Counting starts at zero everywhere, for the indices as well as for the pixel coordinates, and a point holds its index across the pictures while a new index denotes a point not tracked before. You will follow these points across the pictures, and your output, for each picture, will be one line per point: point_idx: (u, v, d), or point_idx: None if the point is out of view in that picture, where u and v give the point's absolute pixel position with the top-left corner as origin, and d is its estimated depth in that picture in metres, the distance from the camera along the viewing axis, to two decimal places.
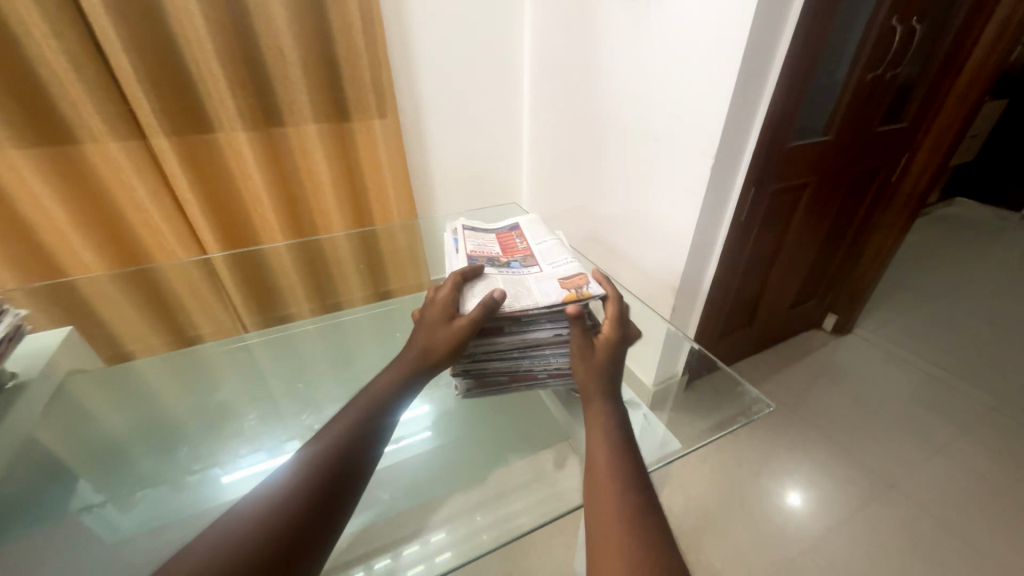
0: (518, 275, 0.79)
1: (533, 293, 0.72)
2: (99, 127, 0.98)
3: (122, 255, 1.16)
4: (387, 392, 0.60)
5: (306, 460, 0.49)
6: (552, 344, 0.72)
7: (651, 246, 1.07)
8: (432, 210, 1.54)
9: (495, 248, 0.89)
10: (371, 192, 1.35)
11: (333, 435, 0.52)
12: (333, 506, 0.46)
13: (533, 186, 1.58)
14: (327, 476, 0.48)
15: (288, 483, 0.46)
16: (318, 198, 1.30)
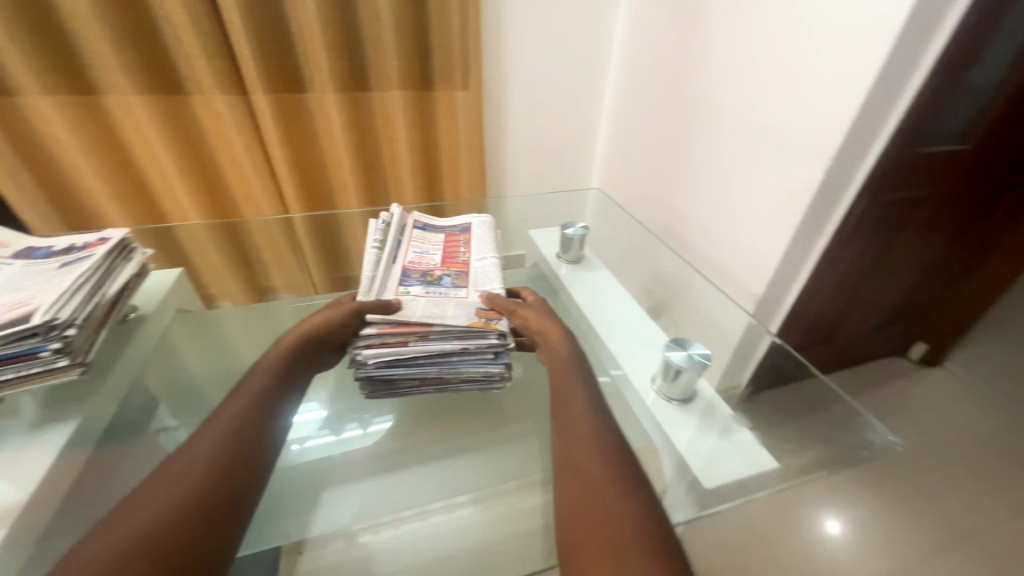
0: (442, 295, 0.76)
1: (443, 315, 0.69)
2: (208, 82, 1.03)
3: (214, 204, 1.23)
4: (267, 388, 0.60)
5: (191, 461, 0.49)
6: (460, 354, 0.67)
7: (738, 250, 0.99)
8: (499, 188, 1.52)
9: (434, 259, 0.85)
10: (445, 164, 1.36)
11: (215, 435, 0.52)
12: (223, 502, 0.47)
13: (606, 172, 1.53)
14: (214, 474, 0.48)
15: (177, 485, 0.46)
16: (393, 166, 1.32)
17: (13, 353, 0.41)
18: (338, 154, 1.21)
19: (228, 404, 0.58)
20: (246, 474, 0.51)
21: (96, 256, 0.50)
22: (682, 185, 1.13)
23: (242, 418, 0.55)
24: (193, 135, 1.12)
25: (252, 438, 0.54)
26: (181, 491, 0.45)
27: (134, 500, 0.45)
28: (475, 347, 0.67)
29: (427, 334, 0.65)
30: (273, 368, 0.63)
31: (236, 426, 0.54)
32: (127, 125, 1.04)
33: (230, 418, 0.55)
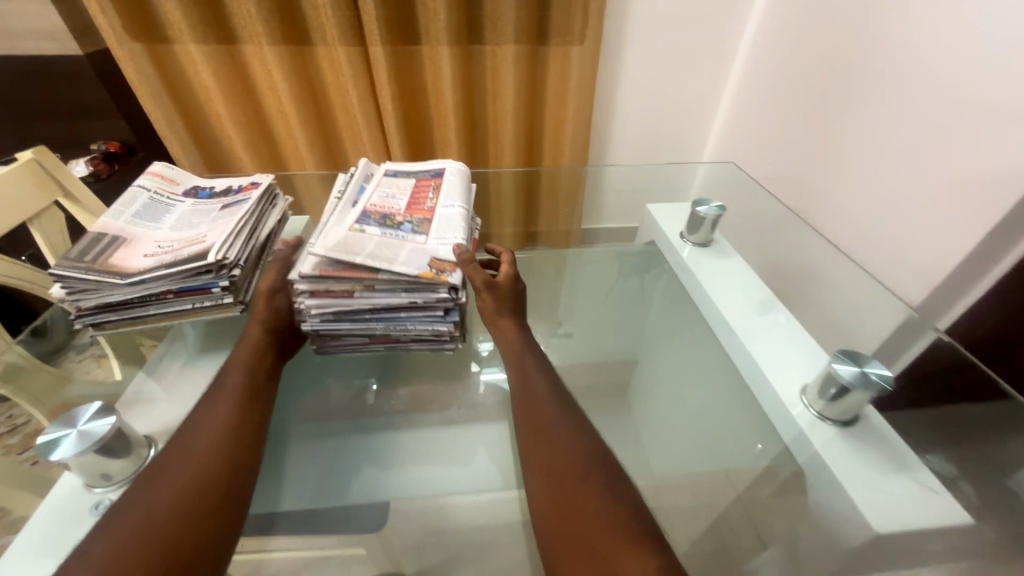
0: (397, 241, 0.51)
1: (390, 259, 0.47)
2: (331, 32, 1.04)
3: (327, 154, 1.29)
4: (250, 374, 0.51)
5: (172, 472, 0.42)
6: (409, 310, 0.48)
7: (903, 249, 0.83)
8: (601, 155, 1.43)
9: (397, 201, 0.56)
10: (549, 126, 1.29)
11: (197, 441, 0.44)
12: (220, 512, 0.41)
13: (725, 145, 1.36)
14: (202, 486, 0.41)
15: (158, 505, 0.39)
16: (496, 125, 1.28)
17: (194, 287, 0.45)
18: (444, 110, 1.20)
19: (207, 402, 0.49)
20: (228, 500, 0.42)
21: (252, 201, 0.53)
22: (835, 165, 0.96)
23: (219, 433, 0.46)
24: (314, 85, 1.16)
25: (232, 458, 0.44)
26: (165, 511, 0.39)
27: (111, 522, 0.38)
28: (426, 301, 0.48)
29: (373, 282, 0.46)
30: (245, 371, 0.52)
31: (206, 449, 0.44)
32: (258, 72, 1.10)
33: (198, 438, 0.45)
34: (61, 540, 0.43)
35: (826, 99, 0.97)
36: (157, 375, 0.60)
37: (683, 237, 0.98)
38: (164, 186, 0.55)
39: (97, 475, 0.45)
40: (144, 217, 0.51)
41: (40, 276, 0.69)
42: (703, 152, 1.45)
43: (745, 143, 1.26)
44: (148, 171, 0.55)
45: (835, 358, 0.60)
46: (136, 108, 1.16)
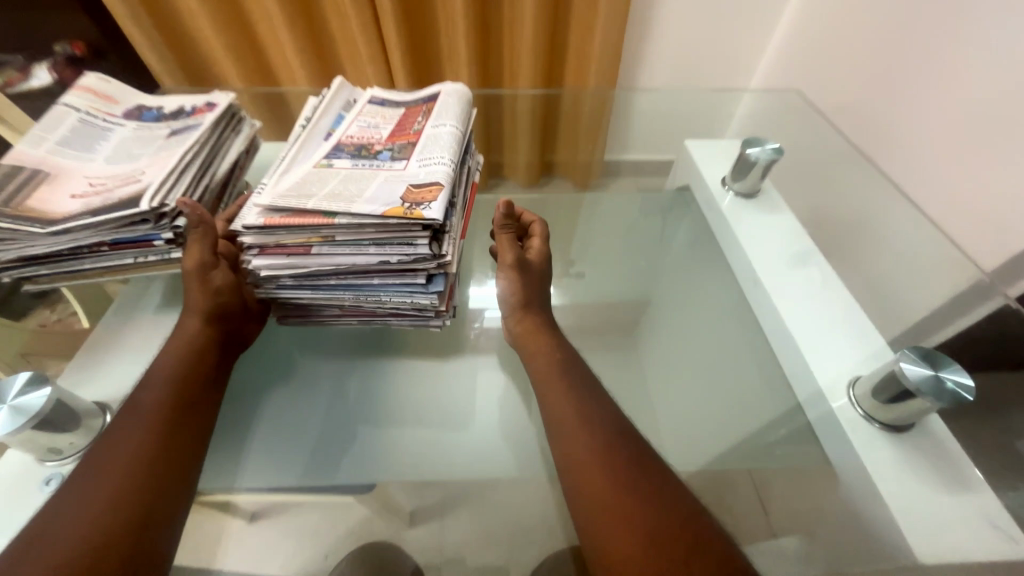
0: (371, 172, 0.42)
1: (351, 199, 0.38)
2: None
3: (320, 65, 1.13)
4: (173, 386, 0.45)
5: (67, 518, 0.36)
6: (377, 273, 0.40)
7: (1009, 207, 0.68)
8: (637, 74, 1.22)
9: (380, 131, 0.47)
10: (576, 35, 1.08)
11: (100, 477, 0.39)
12: (124, 563, 0.36)
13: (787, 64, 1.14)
14: (102, 532, 0.36)
15: (47, 560, 0.34)
16: (513, 34, 1.08)
17: (129, 240, 0.42)
18: (451, 13, 1.01)
19: (120, 423, 0.42)
20: (130, 551, 0.36)
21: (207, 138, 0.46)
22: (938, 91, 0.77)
23: (129, 462, 0.40)
24: None
25: (155, 477, 0.40)
26: (53, 567, 0.33)
27: None
28: (396, 260, 0.39)
29: (332, 235, 0.37)
30: (174, 382, 0.45)
31: (125, 469, 0.39)
32: None
33: (119, 454, 0.40)
34: (15, 515, 0.41)
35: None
36: (125, 331, 0.56)
37: (724, 184, 0.85)
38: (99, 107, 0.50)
39: (44, 449, 0.43)
40: (78, 147, 0.46)
41: None
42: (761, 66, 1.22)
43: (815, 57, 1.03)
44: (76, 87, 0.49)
45: (907, 358, 0.52)
46: None
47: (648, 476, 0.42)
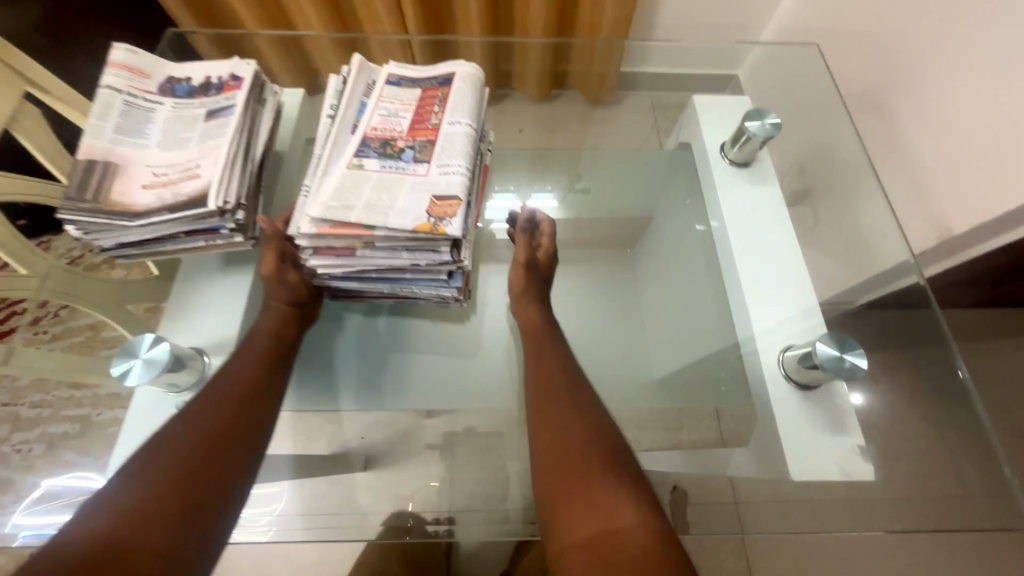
0: (397, 176, 0.47)
1: (386, 211, 0.44)
2: None
3: None
4: (271, 340, 0.59)
5: (196, 414, 0.50)
6: (411, 272, 0.48)
7: (994, 175, 0.72)
8: None
9: (400, 122, 0.50)
10: None
11: (220, 391, 0.53)
12: (234, 457, 0.49)
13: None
14: (221, 432, 0.50)
15: (182, 441, 0.48)
16: None
17: (201, 229, 0.43)
18: None
19: (233, 358, 0.57)
20: (235, 448, 0.50)
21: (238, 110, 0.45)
22: (973, 35, 0.73)
23: (240, 386, 0.54)
24: None
25: (254, 400, 0.54)
26: (189, 447, 0.47)
27: (143, 448, 0.47)
28: (426, 264, 0.47)
29: (372, 242, 0.44)
30: (272, 339, 0.59)
31: (242, 385, 0.54)
32: None
33: (239, 374, 0.55)
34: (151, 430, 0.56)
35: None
36: (185, 285, 0.65)
37: (722, 151, 0.87)
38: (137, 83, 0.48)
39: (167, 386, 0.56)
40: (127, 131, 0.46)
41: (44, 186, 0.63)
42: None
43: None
44: (109, 61, 0.46)
45: (823, 338, 0.65)
46: None
47: (588, 418, 0.55)
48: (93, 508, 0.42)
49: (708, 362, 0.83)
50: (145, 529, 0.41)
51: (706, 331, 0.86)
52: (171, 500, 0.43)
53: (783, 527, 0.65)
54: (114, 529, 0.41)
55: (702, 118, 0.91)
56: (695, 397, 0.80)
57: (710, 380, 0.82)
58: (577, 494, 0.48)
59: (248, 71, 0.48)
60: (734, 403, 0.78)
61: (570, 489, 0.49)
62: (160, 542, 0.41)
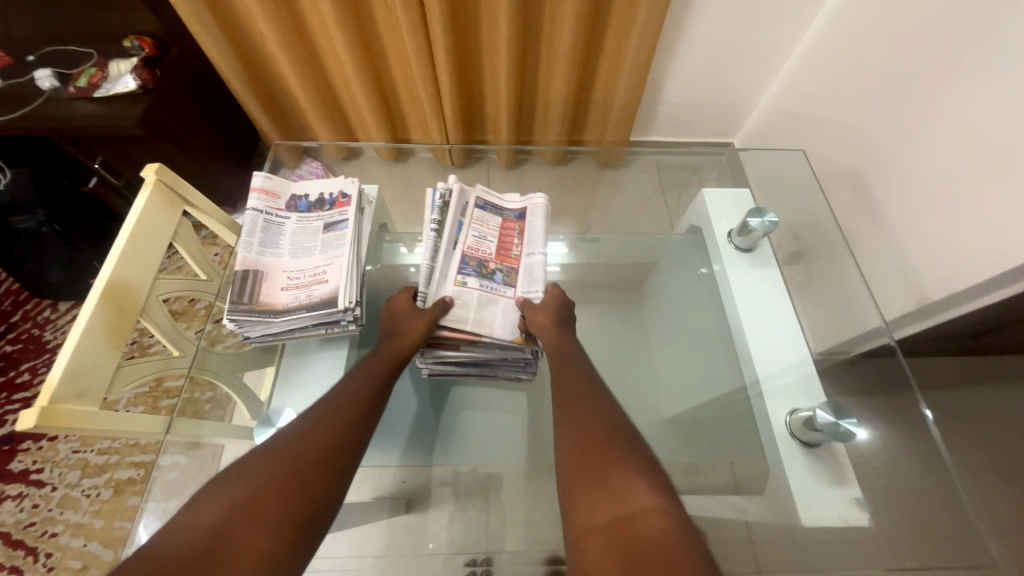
0: (492, 294, 0.76)
1: (490, 326, 0.73)
2: None
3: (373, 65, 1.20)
4: (382, 366, 0.68)
5: (319, 418, 0.58)
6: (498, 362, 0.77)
7: (959, 249, 0.85)
8: (668, 63, 1.28)
9: (489, 247, 0.79)
10: (611, 35, 1.15)
11: (338, 402, 0.61)
12: (345, 461, 0.55)
13: (810, 65, 1.20)
14: (335, 438, 0.56)
15: (306, 440, 0.55)
16: (554, 35, 1.13)
17: (326, 321, 0.59)
18: (496, 21, 1.06)
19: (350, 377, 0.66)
20: (344, 456, 0.56)
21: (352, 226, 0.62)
22: (938, 132, 0.88)
23: (355, 402, 0.61)
24: None
25: (366, 416, 0.61)
26: (310, 447, 0.54)
27: (274, 442, 0.55)
28: (512, 358, 0.76)
29: (479, 342, 0.73)
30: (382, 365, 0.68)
31: (355, 404, 0.61)
32: None
33: (350, 393, 0.62)
34: None
35: (951, 50, 0.85)
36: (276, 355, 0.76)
37: (730, 237, 0.99)
38: (268, 202, 0.63)
39: None
40: (267, 243, 0.61)
41: (194, 286, 0.63)
42: (793, 48, 1.26)
43: (839, 59, 1.10)
44: (253, 188, 0.62)
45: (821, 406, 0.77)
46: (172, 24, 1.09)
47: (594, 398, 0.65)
48: (226, 488, 0.49)
49: (720, 410, 0.92)
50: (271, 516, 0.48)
51: (714, 377, 0.96)
52: (288, 493, 0.50)
53: (793, 564, 0.73)
54: (247, 509, 0.47)
55: (706, 196, 1.04)
56: (708, 441, 0.90)
57: (722, 427, 0.91)
58: (596, 485, 0.55)
59: (355, 192, 0.65)
60: (744, 448, 0.87)
61: (590, 482, 0.55)
62: (280, 531, 0.47)
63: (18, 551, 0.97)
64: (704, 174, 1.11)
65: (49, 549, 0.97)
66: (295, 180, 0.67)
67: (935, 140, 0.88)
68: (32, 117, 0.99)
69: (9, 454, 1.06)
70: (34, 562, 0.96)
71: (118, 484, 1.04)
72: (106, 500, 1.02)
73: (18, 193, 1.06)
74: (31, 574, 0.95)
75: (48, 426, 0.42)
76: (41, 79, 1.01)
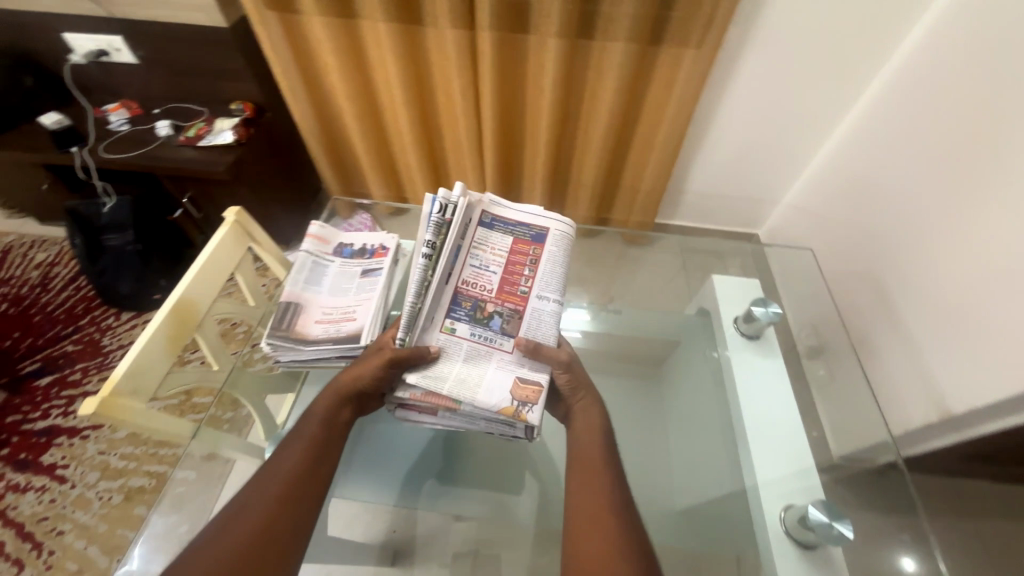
0: (487, 346, 0.72)
1: (473, 391, 0.67)
2: (443, 16, 1.05)
3: (428, 134, 1.37)
4: (319, 428, 0.64)
5: (255, 495, 0.56)
6: (481, 426, 0.71)
7: (984, 359, 0.83)
8: (696, 157, 1.39)
9: (492, 282, 0.76)
10: (643, 129, 1.28)
11: (275, 474, 0.58)
12: (283, 543, 0.54)
13: (832, 170, 1.27)
14: (272, 521, 0.55)
15: (243, 524, 0.53)
16: (590, 123, 1.27)
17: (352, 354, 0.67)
18: (540, 107, 1.21)
19: (287, 443, 0.63)
20: (282, 538, 0.54)
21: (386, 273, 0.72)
22: (958, 241, 0.90)
23: (292, 473, 0.59)
24: (424, 75, 1.24)
25: (301, 487, 0.58)
26: (245, 536, 0.53)
27: (210, 530, 0.54)
28: (496, 424, 0.71)
29: (459, 409, 0.67)
30: (319, 424, 0.64)
31: (291, 477, 0.59)
32: (375, 59, 1.19)
33: (285, 465, 0.59)
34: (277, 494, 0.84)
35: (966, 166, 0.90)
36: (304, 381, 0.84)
37: (735, 322, 1.01)
38: (319, 246, 0.73)
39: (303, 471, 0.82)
40: (309, 280, 0.71)
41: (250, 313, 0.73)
42: (815, 153, 1.34)
43: (859, 167, 1.16)
44: (309, 234, 0.73)
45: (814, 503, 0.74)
46: (273, 92, 1.31)
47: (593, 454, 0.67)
48: None
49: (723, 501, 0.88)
50: None
51: (717, 465, 0.93)
52: None
53: None
54: None
55: (717, 282, 1.08)
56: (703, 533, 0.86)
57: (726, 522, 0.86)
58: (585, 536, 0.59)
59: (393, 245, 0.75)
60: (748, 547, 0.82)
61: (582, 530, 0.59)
62: None
63: (25, 544, 1.01)
64: (725, 259, 1.16)
65: (53, 547, 1.01)
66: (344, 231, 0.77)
67: (955, 247, 0.90)
68: (144, 157, 1.19)
69: (43, 447, 1.15)
70: (36, 557, 1.00)
71: (129, 491, 1.08)
72: (115, 505, 1.07)
73: (115, 217, 1.25)
74: (31, 569, 0.98)
75: (103, 415, 0.48)
76: (159, 129, 1.23)
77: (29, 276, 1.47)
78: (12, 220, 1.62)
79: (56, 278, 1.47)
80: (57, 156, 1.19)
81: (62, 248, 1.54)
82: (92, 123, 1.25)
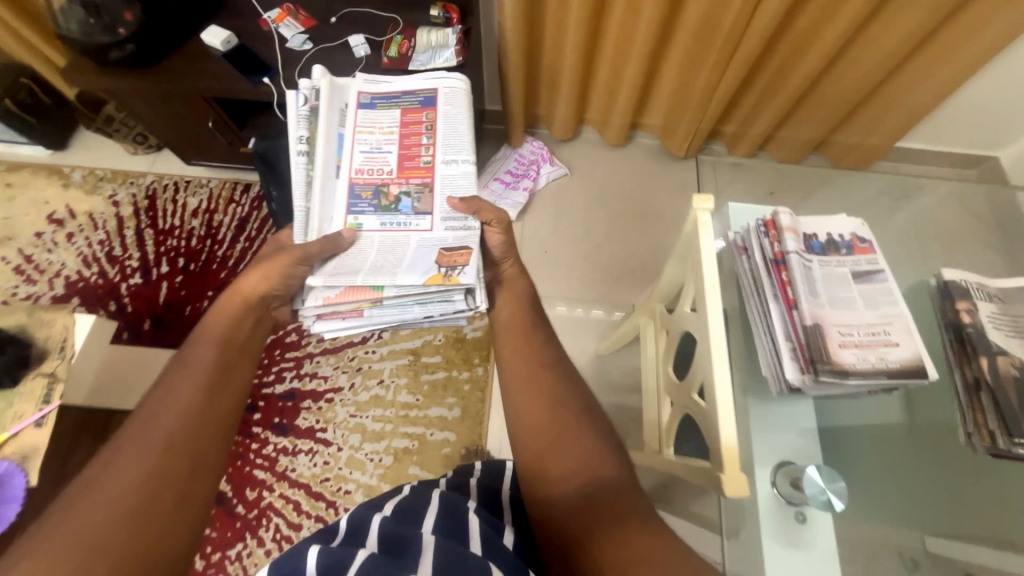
0: (402, 230, 0.77)
1: (395, 271, 0.72)
2: None
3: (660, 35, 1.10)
4: (211, 351, 0.65)
5: (158, 422, 0.56)
6: (414, 319, 0.75)
7: None
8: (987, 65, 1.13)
9: (390, 161, 0.82)
10: (955, 30, 1.01)
11: (174, 401, 0.58)
12: (199, 458, 0.56)
13: None
14: (181, 443, 0.56)
15: (148, 451, 0.54)
16: (890, 24, 1.00)
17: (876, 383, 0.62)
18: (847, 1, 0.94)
19: (178, 371, 0.62)
20: (200, 453, 0.56)
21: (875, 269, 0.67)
22: None
23: (196, 394, 0.60)
24: None
25: (211, 409, 0.60)
26: (150, 458, 0.53)
27: (106, 463, 0.53)
28: (432, 312, 0.74)
29: (379, 299, 0.71)
30: (217, 347, 0.65)
31: (193, 398, 0.60)
32: None
33: (184, 390, 0.60)
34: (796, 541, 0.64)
35: None
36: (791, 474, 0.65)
37: None
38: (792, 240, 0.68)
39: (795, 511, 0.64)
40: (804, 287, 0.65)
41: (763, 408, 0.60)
42: None
43: None
44: (785, 229, 0.68)
45: None
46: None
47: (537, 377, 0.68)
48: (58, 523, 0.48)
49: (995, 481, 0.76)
50: (125, 537, 0.48)
51: None
52: (131, 510, 0.50)
53: None
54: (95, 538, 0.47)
55: None
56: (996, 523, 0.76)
57: None
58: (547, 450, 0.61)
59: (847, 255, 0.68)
60: None
61: (540, 449, 0.61)
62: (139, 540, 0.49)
63: (319, 502, 1.06)
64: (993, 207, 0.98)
65: (348, 505, 1.05)
66: (801, 216, 0.72)
67: None
68: None
69: (294, 411, 1.14)
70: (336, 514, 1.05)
71: (397, 452, 1.10)
72: (388, 465, 1.09)
73: None
74: None
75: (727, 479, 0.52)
76: (357, 47, 0.98)
77: (191, 226, 1.33)
78: (140, 156, 1.41)
79: (220, 226, 1.33)
80: (245, 88, 0.97)
81: (211, 190, 1.37)
82: (265, 40, 1.00)
